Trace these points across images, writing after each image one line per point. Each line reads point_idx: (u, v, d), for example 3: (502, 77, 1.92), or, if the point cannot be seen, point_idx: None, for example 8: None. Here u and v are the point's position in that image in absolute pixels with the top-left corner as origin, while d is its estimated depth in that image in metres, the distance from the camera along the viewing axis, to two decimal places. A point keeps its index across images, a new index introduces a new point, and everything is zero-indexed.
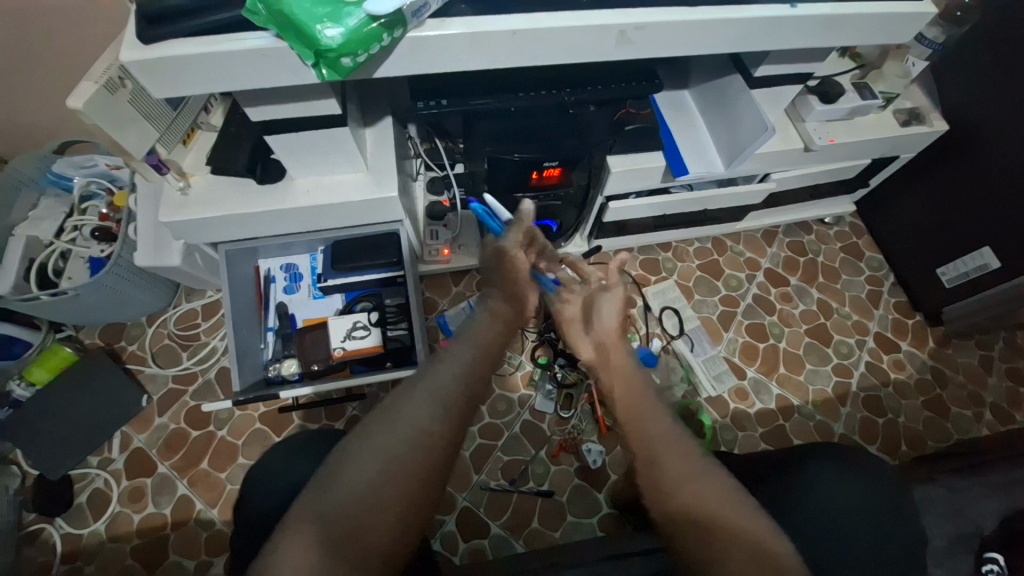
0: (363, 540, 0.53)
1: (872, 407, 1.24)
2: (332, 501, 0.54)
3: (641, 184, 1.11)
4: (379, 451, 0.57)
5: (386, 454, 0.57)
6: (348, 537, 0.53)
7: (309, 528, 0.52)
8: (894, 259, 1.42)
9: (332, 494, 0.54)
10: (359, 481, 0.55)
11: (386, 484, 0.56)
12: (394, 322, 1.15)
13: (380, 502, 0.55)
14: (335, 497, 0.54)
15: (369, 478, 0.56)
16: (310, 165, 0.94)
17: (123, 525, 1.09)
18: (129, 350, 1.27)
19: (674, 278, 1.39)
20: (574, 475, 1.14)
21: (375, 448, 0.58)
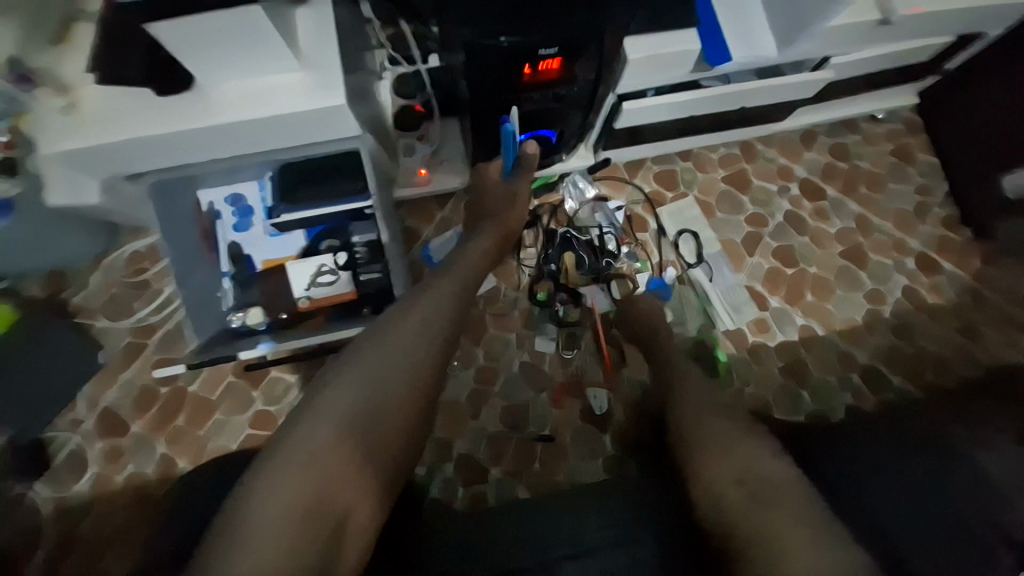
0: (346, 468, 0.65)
1: (901, 334, 1.13)
2: (314, 440, 0.64)
3: (664, 74, 0.86)
4: (355, 398, 0.68)
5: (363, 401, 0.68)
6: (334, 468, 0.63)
7: (294, 462, 0.62)
8: (951, 163, 1.21)
9: (315, 431, 0.65)
10: (338, 424, 0.66)
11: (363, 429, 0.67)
12: (367, 264, 0.98)
13: (358, 441, 0.66)
14: (320, 432, 0.65)
15: (342, 418, 0.67)
16: (223, 66, 0.70)
17: (108, 485, 1.03)
18: (74, 302, 1.12)
19: (693, 194, 1.18)
20: (576, 417, 1.06)
21: (354, 394, 0.69)
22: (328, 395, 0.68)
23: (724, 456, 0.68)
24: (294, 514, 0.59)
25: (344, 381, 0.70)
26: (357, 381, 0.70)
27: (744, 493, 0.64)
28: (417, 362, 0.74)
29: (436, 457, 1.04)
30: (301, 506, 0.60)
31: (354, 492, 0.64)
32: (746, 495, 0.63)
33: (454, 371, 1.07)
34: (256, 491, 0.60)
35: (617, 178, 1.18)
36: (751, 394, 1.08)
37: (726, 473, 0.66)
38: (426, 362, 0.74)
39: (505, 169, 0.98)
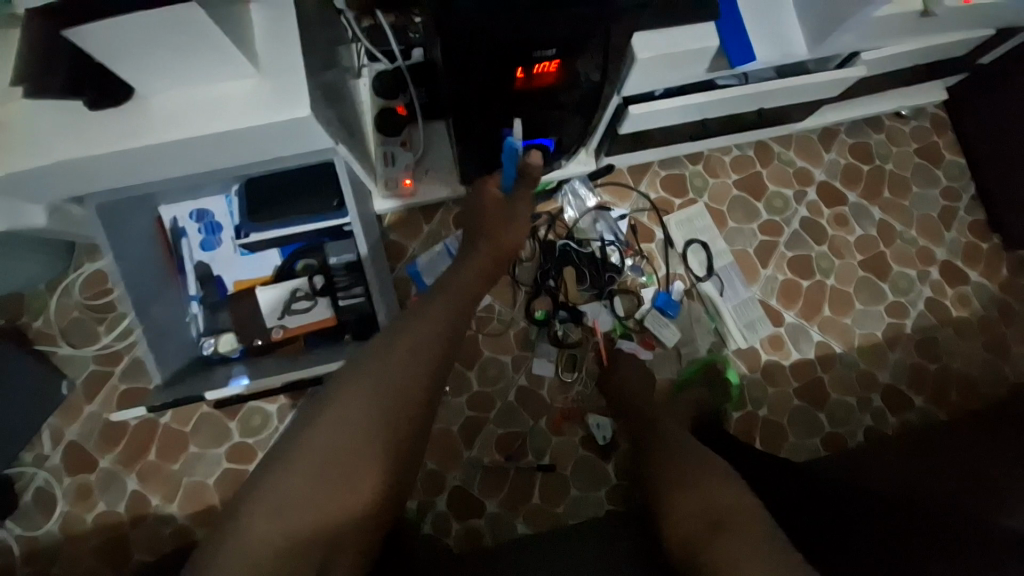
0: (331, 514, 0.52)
1: (925, 351, 1.06)
2: (284, 486, 0.51)
3: (677, 74, 0.76)
4: (339, 431, 0.54)
5: (347, 435, 0.54)
6: (306, 521, 0.50)
7: (257, 512, 0.50)
8: (980, 165, 1.12)
9: (293, 470, 0.52)
10: (321, 460, 0.53)
11: (346, 472, 0.53)
12: (346, 287, 0.89)
13: (337, 486, 0.52)
14: (297, 472, 0.52)
15: (329, 454, 0.53)
16: (165, 75, 0.60)
17: (77, 526, 0.95)
18: (34, 328, 1.03)
19: (703, 201, 1.09)
20: (578, 445, 0.99)
21: (337, 426, 0.54)
22: (315, 423, 0.54)
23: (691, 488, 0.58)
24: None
25: (335, 405, 0.55)
26: (342, 409, 0.55)
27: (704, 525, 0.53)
28: (416, 386, 0.59)
29: (428, 490, 0.97)
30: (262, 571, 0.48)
31: (331, 548, 0.52)
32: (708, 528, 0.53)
33: (446, 398, 1.00)
34: (217, 544, 0.49)
35: (620, 184, 1.08)
36: (764, 419, 1.01)
37: (691, 506, 0.56)
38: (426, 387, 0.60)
39: (505, 184, 0.88)
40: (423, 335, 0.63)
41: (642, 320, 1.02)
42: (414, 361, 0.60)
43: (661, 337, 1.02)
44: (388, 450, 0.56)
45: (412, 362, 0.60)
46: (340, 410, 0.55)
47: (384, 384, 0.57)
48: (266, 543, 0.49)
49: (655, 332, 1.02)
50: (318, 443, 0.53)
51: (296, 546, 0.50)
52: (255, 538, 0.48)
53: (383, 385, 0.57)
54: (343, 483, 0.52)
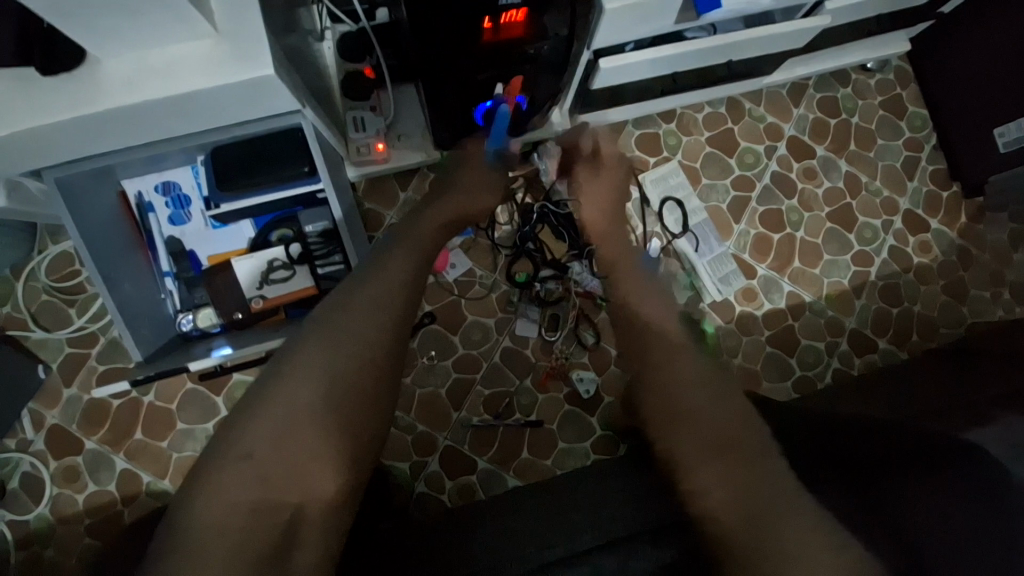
0: (297, 469, 0.53)
1: (888, 296, 1.11)
2: (256, 439, 0.53)
3: (647, 26, 0.75)
4: (302, 387, 0.56)
5: (309, 391, 0.56)
6: (280, 470, 0.53)
7: (228, 468, 0.51)
8: (941, 116, 1.15)
9: (260, 428, 0.53)
10: (287, 415, 0.55)
11: (312, 424, 0.55)
12: (323, 255, 0.89)
13: (307, 441, 0.54)
14: (263, 428, 0.53)
15: (295, 411, 0.55)
16: (117, 36, 0.57)
17: (68, 507, 0.95)
18: (2, 314, 1.00)
19: (677, 158, 1.11)
20: (563, 401, 1.02)
21: (302, 384, 0.56)
22: (281, 382, 0.56)
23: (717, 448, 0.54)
24: (229, 530, 0.48)
25: (299, 364, 0.58)
26: (307, 366, 0.58)
27: (740, 500, 0.51)
28: (373, 342, 0.61)
29: (419, 451, 0.99)
30: (241, 519, 0.49)
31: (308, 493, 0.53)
32: (743, 501, 0.51)
33: (432, 363, 1.01)
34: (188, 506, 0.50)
35: None
36: (739, 366, 1.06)
37: (700, 440, 0.55)
38: (385, 343, 0.62)
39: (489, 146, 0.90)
40: (375, 293, 0.64)
41: None
42: (374, 317, 0.62)
43: None
44: (353, 399, 0.58)
45: (368, 318, 0.62)
46: (303, 368, 0.57)
47: (347, 341, 0.60)
48: (246, 491, 0.51)
49: None
50: (283, 400, 0.55)
51: (274, 490, 0.52)
52: (230, 486, 0.50)
53: (343, 343, 0.60)
54: (310, 434, 0.54)
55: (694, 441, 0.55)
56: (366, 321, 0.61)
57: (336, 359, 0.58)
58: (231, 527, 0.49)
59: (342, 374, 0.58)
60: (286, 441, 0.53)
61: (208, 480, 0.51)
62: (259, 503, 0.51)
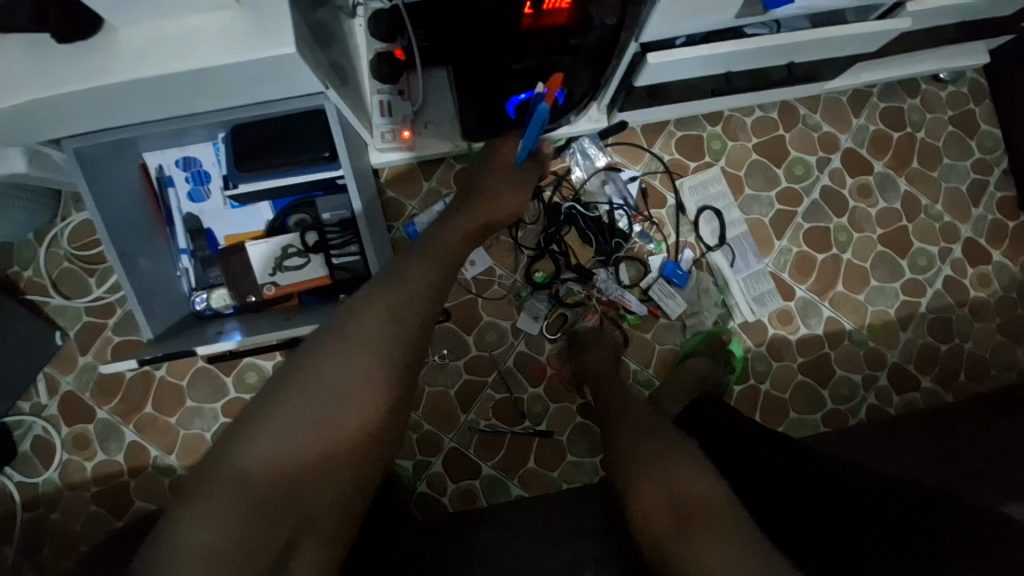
0: (293, 490, 0.52)
1: (937, 331, 1.02)
2: (257, 449, 0.51)
3: (704, 21, 0.68)
4: (306, 403, 0.54)
5: (315, 402, 0.54)
6: (275, 491, 0.50)
7: (223, 485, 0.49)
8: (1020, 137, 1.04)
9: (258, 445, 0.51)
10: (286, 433, 0.52)
11: (318, 438, 0.53)
12: (339, 244, 0.86)
13: (307, 463, 0.53)
14: (261, 446, 0.51)
15: (297, 428, 0.53)
16: (134, 4, 0.54)
17: (77, 473, 0.97)
18: (24, 277, 1.00)
19: (719, 165, 1.03)
20: (575, 413, 0.98)
21: (306, 400, 0.54)
22: (285, 396, 0.54)
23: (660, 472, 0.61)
24: (221, 554, 0.46)
25: (305, 379, 0.55)
26: (312, 383, 0.55)
27: (668, 514, 0.57)
28: (385, 356, 0.59)
29: (423, 451, 0.97)
30: (233, 542, 0.47)
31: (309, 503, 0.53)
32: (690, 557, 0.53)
33: (443, 362, 0.98)
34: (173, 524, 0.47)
35: (633, 145, 1.02)
36: (765, 391, 1.00)
37: (658, 494, 0.59)
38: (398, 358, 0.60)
39: (520, 154, 0.83)
40: (390, 304, 0.61)
41: (648, 289, 0.99)
42: (389, 336, 0.60)
43: (666, 307, 0.99)
44: (360, 413, 0.56)
45: (383, 331, 0.59)
46: (309, 384, 0.55)
47: (359, 359, 0.58)
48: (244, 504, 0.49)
49: (661, 302, 0.99)
50: (285, 417, 0.53)
51: (275, 503, 0.50)
52: (227, 498, 0.48)
53: (356, 358, 0.57)
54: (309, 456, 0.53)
55: (651, 479, 0.60)
56: (379, 339, 0.59)
57: (344, 376, 0.56)
58: (225, 544, 0.46)
59: (349, 394, 0.56)
60: (285, 461, 0.52)
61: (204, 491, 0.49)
62: (254, 525, 0.48)
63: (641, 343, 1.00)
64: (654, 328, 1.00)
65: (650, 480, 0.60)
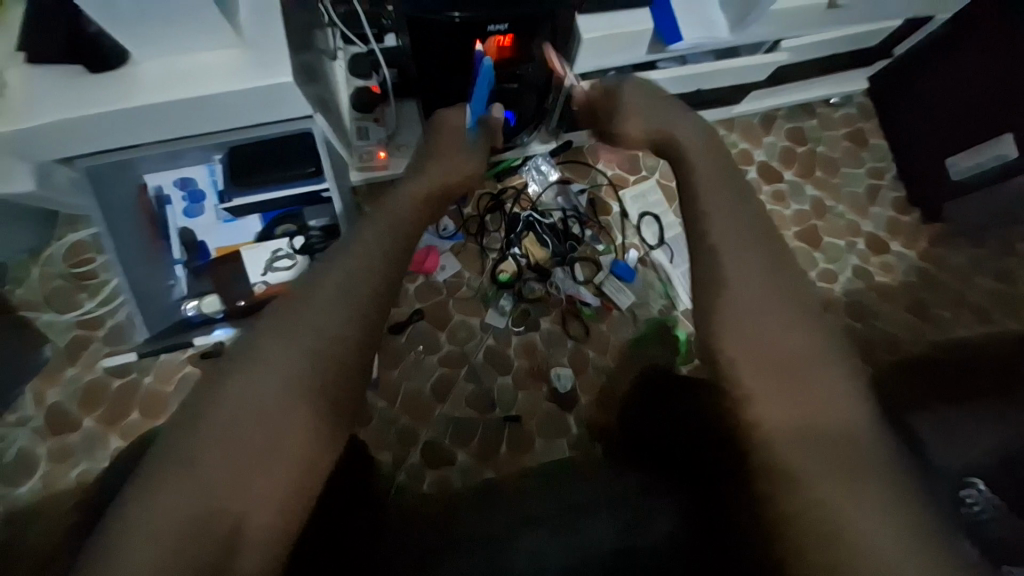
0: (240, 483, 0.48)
1: (854, 312, 1.18)
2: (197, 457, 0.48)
3: (621, 56, 0.85)
4: (239, 403, 0.51)
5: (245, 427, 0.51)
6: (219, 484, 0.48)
7: (162, 489, 0.47)
8: (901, 148, 1.25)
9: (197, 439, 0.49)
10: (227, 429, 0.50)
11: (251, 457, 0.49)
12: (323, 249, 0.96)
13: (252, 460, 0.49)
14: (198, 445, 0.49)
15: (239, 420, 0.50)
16: (156, 43, 0.67)
17: (59, 483, 1.00)
18: (15, 296, 1.06)
19: (656, 179, 1.20)
20: (543, 400, 1.07)
21: (241, 398, 0.51)
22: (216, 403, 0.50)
23: (798, 401, 0.52)
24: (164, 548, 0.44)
25: (229, 392, 0.51)
26: (237, 393, 0.51)
27: (803, 433, 0.51)
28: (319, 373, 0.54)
29: (402, 442, 1.04)
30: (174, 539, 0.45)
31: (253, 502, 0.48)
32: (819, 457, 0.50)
33: (420, 357, 1.07)
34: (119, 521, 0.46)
35: (580, 163, 1.18)
36: None
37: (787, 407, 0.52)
38: (315, 386, 0.53)
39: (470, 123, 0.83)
40: (309, 334, 0.55)
41: (602, 285, 1.11)
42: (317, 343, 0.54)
43: (618, 301, 1.11)
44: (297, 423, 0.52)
45: (324, 320, 0.56)
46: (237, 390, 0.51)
47: (289, 360, 0.53)
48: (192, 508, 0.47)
49: (613, 297, 1.11)
50: (224, 413, 0.50)
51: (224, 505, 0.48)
52: (169, 497, 0.46)
53: (283, 365, 0.53)
54: (258, 450, 0.49)
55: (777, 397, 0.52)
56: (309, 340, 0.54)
57: (273, 378, 0.52)
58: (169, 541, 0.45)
59: (288, 387, 0.52)
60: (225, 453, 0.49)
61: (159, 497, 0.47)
62: (198, 521, 0.46)
63: (599, 335, 1.10)
64: (608, 319, 1.11)
65: (789, 387, 0.52)
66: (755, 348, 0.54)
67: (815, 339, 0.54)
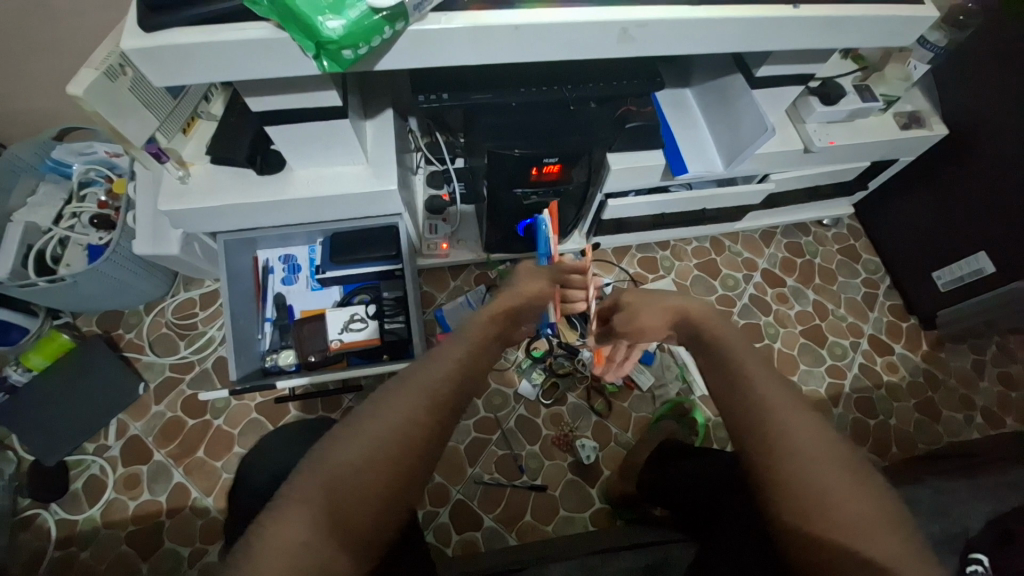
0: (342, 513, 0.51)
1: (863, 408, 1.26)
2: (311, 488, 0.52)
3: (640, 182, 1.09)
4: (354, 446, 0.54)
5: (333, 491, 0.52)
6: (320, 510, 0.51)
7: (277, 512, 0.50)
8: (891, 262, 1.42)
9: (315, 473, 0.53)
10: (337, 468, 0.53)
11: (331, 512, 0.51)
12: (392, 315, 1.17)
13: (352, 499, 0.52)
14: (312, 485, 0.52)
15: (349, 462, 0.53)
16: (311, 157, 0.94)
17: (119, 512, 1.12)
18: (126, 338, 1.28)
19: (671, 277, 1.39)
20: (567, 469, 1.15)
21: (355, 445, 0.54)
22: (335, 445, 0.55)
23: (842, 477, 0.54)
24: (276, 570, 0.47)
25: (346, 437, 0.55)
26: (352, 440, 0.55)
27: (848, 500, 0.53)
28: (402, 463, 0.54)
29: (433, 500, 1.11)
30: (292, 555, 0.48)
31: (333, 556, 0.49)
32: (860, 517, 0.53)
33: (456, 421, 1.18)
34: None
35: (606, 261, 1.40)
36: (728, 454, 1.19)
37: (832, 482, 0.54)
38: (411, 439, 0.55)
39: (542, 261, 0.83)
40: (400, 408, 0.56)
41: None
42: (425, 396, 0.58)
43: (638, 380, 1.23)
44: (372, 492, 0.53)
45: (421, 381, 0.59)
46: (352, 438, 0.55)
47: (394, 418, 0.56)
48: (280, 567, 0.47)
49: (633, 376, 1.23)
50: (343, 452, 0.54)
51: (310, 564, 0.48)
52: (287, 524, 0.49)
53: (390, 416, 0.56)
54: (360, 487, 0.52)
55: (820, 472, 0.55)
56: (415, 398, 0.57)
57: (378, 429, 0.55)
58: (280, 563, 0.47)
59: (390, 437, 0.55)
60: (331, 488, 0.52)
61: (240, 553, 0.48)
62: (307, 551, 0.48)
63: (621, 412, 1.21)
64: (629, 398, 1.23)
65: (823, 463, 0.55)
66: (787, 456, 0.56)
67: (833, 448, 0.56)
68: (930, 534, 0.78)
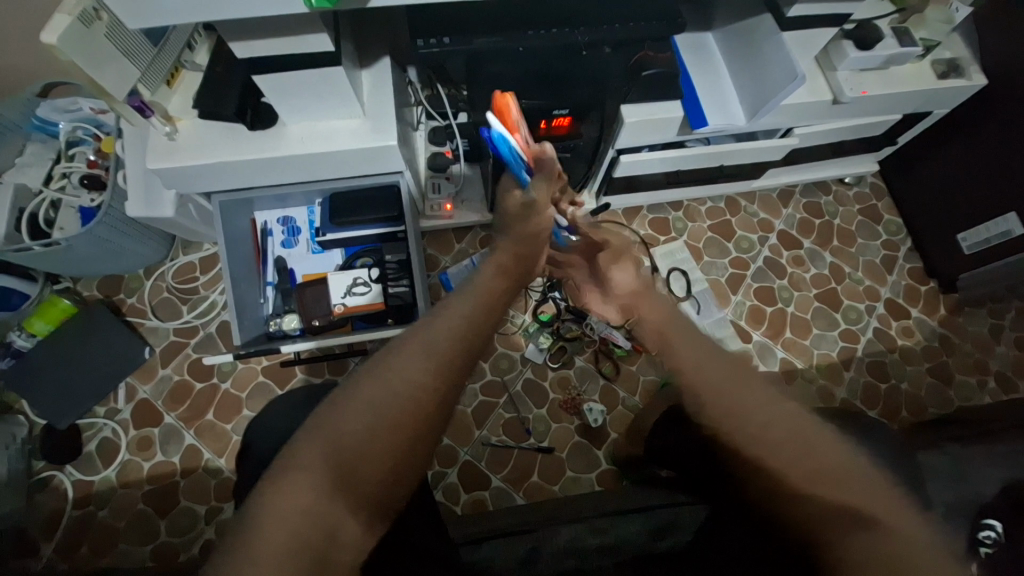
0: (348, 480, 0.50)
1: (876, 372, 1.25)
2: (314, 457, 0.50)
3: (656, 136, 1.02)
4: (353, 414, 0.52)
5: (336, 459, 0.50)
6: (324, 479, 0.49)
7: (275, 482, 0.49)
8: (914, 223, 1.36)
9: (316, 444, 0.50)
10: (337, 437, 0.50)
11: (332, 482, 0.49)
12: (395, 279, 1.12)
13: (355, 468, 0.50)
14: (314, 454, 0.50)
15: (350, 429, 0.51)
16: (301, 109, 0.87)
17: (133, 472, 1.14)
18: (128, 303, 1.26)
19: (683, 239, 1.34)
20: (574, 432, 1.16)
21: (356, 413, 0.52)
22: (335, 413, 0.52)
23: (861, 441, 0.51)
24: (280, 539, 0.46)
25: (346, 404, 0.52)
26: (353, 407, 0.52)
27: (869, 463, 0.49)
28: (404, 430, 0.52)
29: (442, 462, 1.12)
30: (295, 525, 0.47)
31: (339, 523, 0.48)
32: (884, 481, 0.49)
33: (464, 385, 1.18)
34: None
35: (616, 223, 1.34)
36: None
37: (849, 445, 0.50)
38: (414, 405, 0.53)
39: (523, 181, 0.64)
40: (403, 375, 0.53)
41: None
42: (426, 360, 0.54)
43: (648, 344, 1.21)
44: (377, 460, 0.51)
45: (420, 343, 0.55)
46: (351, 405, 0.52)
47: (395, 384, 0.53)
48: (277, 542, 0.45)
49: None
50: (342, 421, 0.51)
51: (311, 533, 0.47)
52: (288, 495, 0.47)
53: (389, 383, 0.53)
54: (363, 456, 0.50)
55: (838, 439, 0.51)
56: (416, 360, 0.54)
57: (378, 396, 0.52)
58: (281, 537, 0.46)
59: (390, 404, 0.52)
60: (333, 457, 0.50)
61: (243, 521, 0.46)
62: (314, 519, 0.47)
63: (629, 375, 1.20)
64: (638, 361, 1.21)
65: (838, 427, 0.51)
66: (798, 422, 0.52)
67: None
68: (940, 497, 0.77)
